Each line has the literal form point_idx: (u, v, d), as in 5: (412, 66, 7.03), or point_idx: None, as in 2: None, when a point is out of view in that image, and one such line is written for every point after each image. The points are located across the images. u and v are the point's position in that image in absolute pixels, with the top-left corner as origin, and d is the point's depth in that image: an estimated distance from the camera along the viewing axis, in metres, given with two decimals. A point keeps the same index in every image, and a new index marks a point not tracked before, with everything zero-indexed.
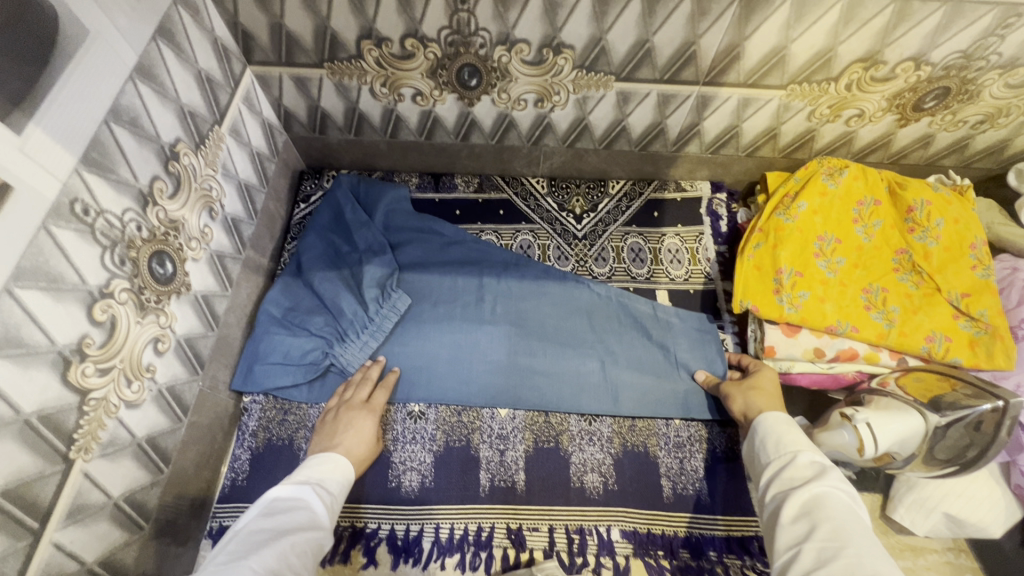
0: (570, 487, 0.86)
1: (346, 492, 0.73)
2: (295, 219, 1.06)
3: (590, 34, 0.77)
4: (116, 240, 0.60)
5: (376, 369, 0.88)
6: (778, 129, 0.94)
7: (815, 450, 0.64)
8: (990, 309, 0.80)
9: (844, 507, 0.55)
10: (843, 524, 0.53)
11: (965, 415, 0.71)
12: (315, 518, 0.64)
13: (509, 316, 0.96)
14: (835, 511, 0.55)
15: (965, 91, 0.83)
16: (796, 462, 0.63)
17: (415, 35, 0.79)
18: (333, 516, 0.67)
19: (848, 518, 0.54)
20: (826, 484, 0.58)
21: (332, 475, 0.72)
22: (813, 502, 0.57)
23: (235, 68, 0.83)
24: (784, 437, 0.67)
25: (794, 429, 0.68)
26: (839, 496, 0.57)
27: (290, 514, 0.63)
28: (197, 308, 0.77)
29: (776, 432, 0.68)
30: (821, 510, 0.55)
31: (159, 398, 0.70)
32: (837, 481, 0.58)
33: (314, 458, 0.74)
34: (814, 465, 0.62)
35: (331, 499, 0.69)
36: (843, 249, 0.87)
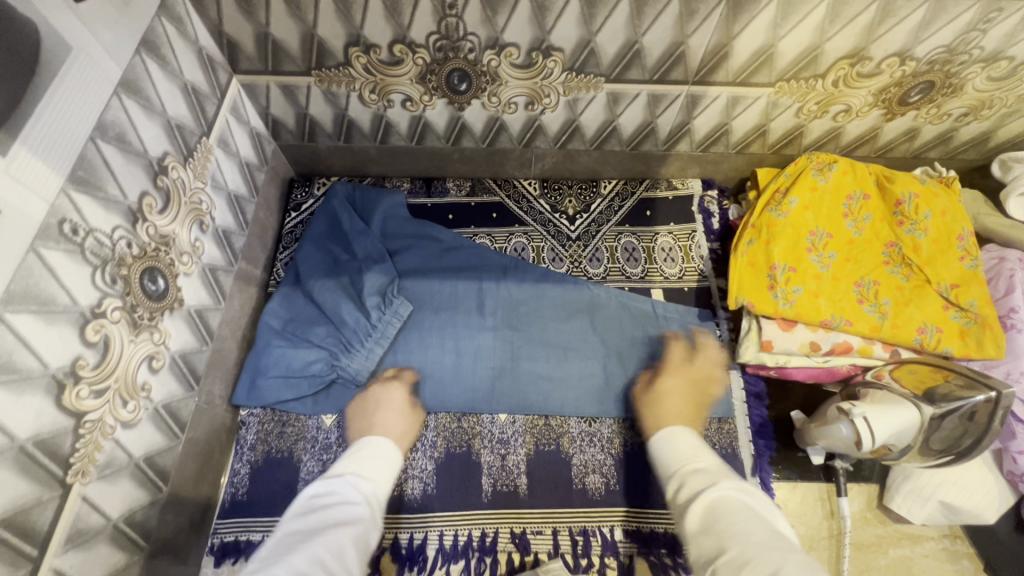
0: (573, 489, 0.86)
1: (392, 473, 0.73)
2: (287, 227, 1.04)
3: (579, 36, 0.77)
4: (106, 258, 0.60)
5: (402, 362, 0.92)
6: (767, 126, 0.95)
7: (700, 457, 0.66)
8: (979, 299, 0.81)
9: (739, 508, 0.57)
10: (742, 529, 0.55)
11: (958, 407, 0.70)
12: (354, 510, 0.64)
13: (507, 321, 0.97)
14: (733, 517, 0.56)
15: (949, 84, 0.85)
16: (685, 477, 0.64)
17: (403, 41, 0.78)
18: (376, 504, 0.67)
19: (744, 519, 0.56)
20: (718, 492, 0.60)
21: (372, 460, 0.72)
22: (712, 514, 0.58)
23: (221, 78, 0.82)
24: (676, 453, 0.68)
25: (680, 442, 0.70)
26: (733, 497, 0.59)
27: (327, 509, 0.63)
28: (190, 323, 0.76)
29: (669, 449, 0.69)
30: (722, 520, 0.57)
31: (155, 416, 0.69)
32: (727, 484, 0.61)
33: (356, 446, 0.75)
34: (700, 473, 0.64)
35: (371, 486, 0.69)
36: (834, 243, 0.88)
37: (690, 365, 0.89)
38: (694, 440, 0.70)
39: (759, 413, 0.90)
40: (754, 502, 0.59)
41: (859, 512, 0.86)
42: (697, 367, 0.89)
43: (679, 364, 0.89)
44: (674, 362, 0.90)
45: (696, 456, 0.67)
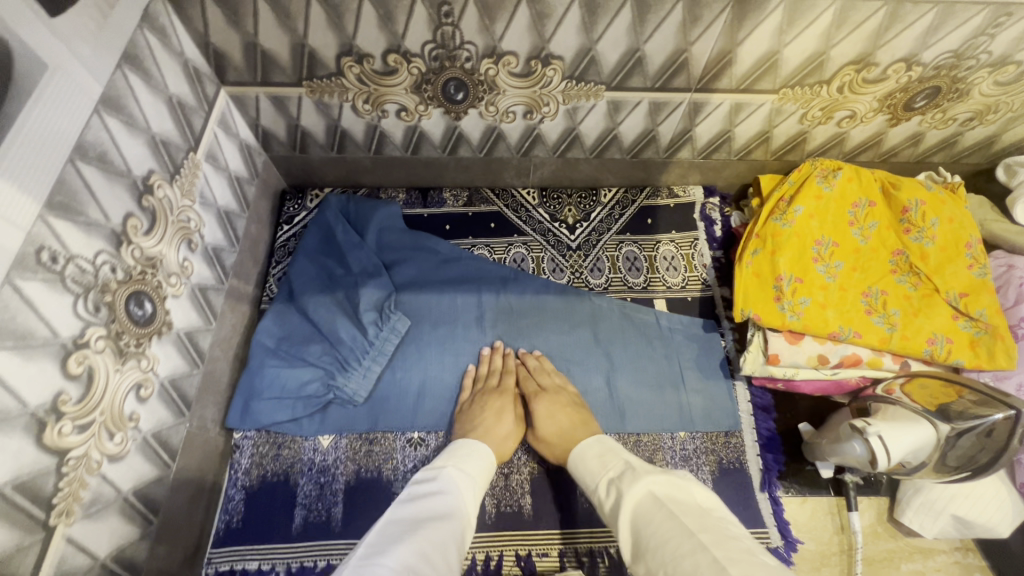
0: (578, 508, 0.84)
1: (487, 472, 0.73)
2: (279, 241, 1.01)
3: (580, 44, 0.75)
4: (89, 285, 0.57)
5: (499, 357, 0.91)
6: (770, 133, 0.93)
7: (609, 465, 0.69)
8: (988, 308, 0.80)
9: (651, 510, 0.59)
10: (655, 535, 0.56)
11: (976, 425, 0.67)
12: (453, 506, 0.65)
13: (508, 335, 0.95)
14: (649, 525, 0.58)
15: (955, 89, 0.83)
16: (604, 493, 0.66)
17: (397, 50, 0.76)
18: (471, 500, 0.68)
19: (657, 524, 0.57)
20: (628, 502, 0.61)
21: (471, 458, 0.73)
22: (635, 529, 0.59)
23: (208, 90, 0.79)
24: (591, 471, 0.70)
25: (591, 458, 0.72)
26: (643, 500, 0.60)
27: (430, 503, 0.64)
28: (180, 347, 0.73)
29: (585, 471, 0.71)
30: (643, 535, 0.58)
31: (144, 447, 0.67)
32: (632, 487, 0.62)
33: (453, 445, 0.76)
34: (613, 484, 0.66)
35: (469, 483, 0.69)
36: (841, 252, 0.86)
37: (543, 381, 0.87)
38: (602, 445, 0.72)
39: (767, 425, 0.89)
40: (660, 488, 0.60)
41: (870, 526, 0.84)
42: (546, 385, 0.87)
43: (534, 392, 0.86)
44: (532, 387, 0.87)
45: (604, 464, 0.69)
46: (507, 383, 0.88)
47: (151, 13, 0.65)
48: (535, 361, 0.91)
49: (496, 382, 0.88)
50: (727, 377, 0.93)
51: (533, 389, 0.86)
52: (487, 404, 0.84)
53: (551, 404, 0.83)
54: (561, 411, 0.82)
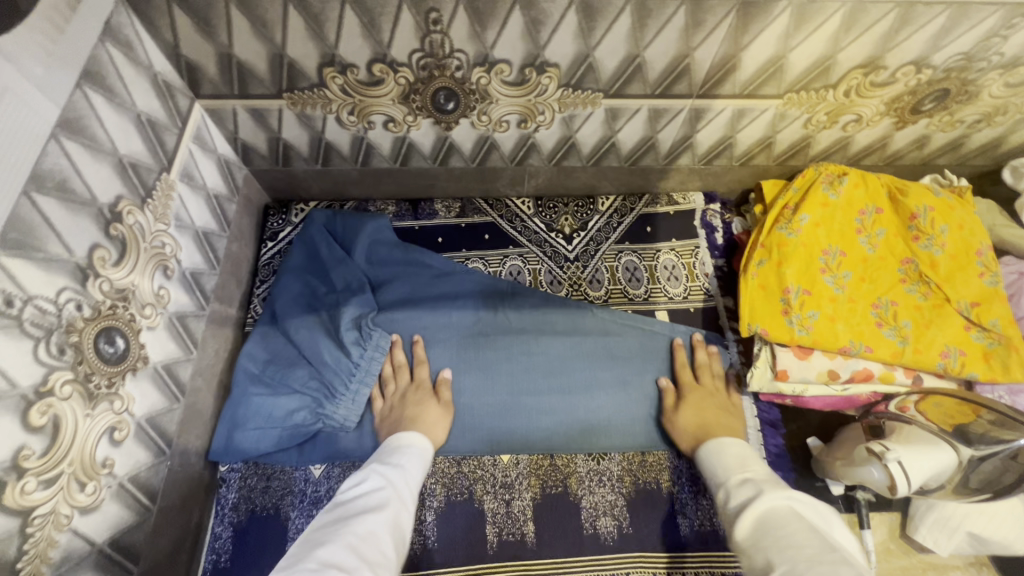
0: (584, 534, 0.81)
1: (420, 467, 0.73)
2: (263, 259, 0.97)
3: (576, 51, 0.71)
4: (51, 327, 0.52)
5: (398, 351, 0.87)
6: (773, 138, 0.90)
7: (750, 468, 0.68)
8: (1001, 318, 0.78)
9: (787, 516, 0.55)
10: (787, 535, 0.52)
11: (997, 450, 0.65)
12: (383, 500, 0.64)
13: (506, 353, 0.90)
14: (779, 525, 0.54)
15: (965, 92, 0.80)
16: (733, 489, 0.64)
17: (383, 59, 0.71)
18: (404, 493, 0.67)
19: (792, 526, 0.54)
20: (765, 503, 0.58)
21: (401, 454, 0.73)
22: (759, 524, 0.56)
23: (181, 104, 0.74)
24: (729, 465, 0.70)
25: (729, 453, 0.72)
26: (780, 508, 0.57)
27: (359, 500, 0.63)
28: (158, 382, 0.69)
29: (723, 463, 0.71)
30: (771, 530, 0.54)
31: (120, 492, 0.62)
32: (774, 493, 0.59)
33: (384, 445, 0.76)
34: (749, 484, 0.64)
35: (402, 475, 0.69)
36: (848, 262, 0.83)
37: (702, 380, 0.87)
38: (740, 449, 0.73)
39: (775, 442, 0.86)
40: (807, 510, 0.56)
41: (882, 543, 0.82)
42: (705, 382, 0.87)
43: (689, 384, 0.87)
44: (690, 381, 0.87)
45: (743, 465, 0.69)
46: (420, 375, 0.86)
47: (113, 24, 0.60)
48: (704, 356, 0.90)
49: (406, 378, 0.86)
50: (732, 393, 0.88)
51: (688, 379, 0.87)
52: (406, 400, 0.83)
53: (700, 400, 0.84)
54: (710, 408, 0.83)
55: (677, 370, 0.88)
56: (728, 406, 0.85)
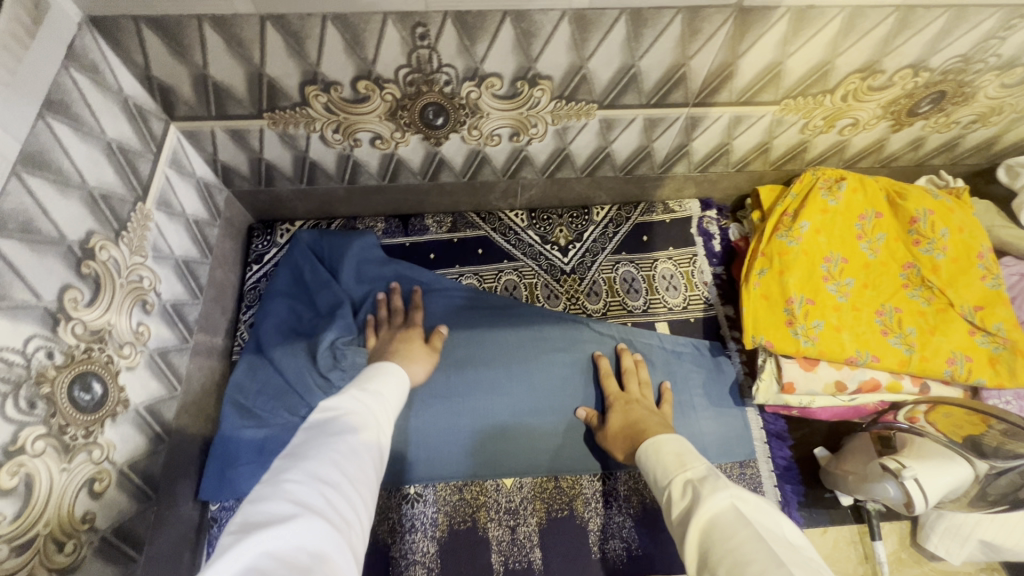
0: (592, 558, 0.79)
1: (400, 392, 0.66)
2: (248, 283, 0.93)
3: (570, 63, 0.69)
4: (20, 379, 0.48)
5: (397, 299, 0.88)
6: (770, 143, 0.88)
7: (688, 460, 0.57)
8: (1006, 322, 0.77)
9: (733, 523, 0.47)
10: (735, 554, 0.45)
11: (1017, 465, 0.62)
12: (362, 421, 0.56)
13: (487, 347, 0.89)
14: (727, 540, 0.46)
15: (961, 93, 0.79)
16: (671, 494, 0.55)
17: (368, 76, 0.68)
18: (383, 416, 0.60)
19: (740, 538, 0.46)
20: (706, 511, 0.49)
21: (383, 383, 0.65)
22: (706, 540, 0.48)
23: (155, 128, 0.70)
24: (662, 460, 0.59)
25: (663, 444, 0.61)
26: (726, 511, 0.48)
27: (338, 416, 0.55)
28: (141, 425, 0.65)
29: (655, 455, 0.61)
30: (719, 549, 0.46)
31: (102, 546, 0.59)
32: (715, 495, 0.50)
33: (361, 373, 0.67)
34: (690, 486, 0.54)
35: (380, 400, 0.61)
36: (850, 269, 0.82)
37: (626, 389, 0.82)
38: (680, 444, 0.61)
39: (783, 454, 0.85)
40: (750, 508, 0.49)
41: (893, 552, 0.81)
42: (631, 391, 0.82)
43: (614, 394, 0.82)
44: (615, 391, 0.82)
45: (681, 463, 0.58)
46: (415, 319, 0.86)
47: (77, 49, 0.56)
48: (631, 362, 0.86)
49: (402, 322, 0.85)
50: (737, 404, 0.88)
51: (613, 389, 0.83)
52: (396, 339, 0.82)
53: (626, 405, 0.79)
54: (636, 410, 0.78)
55: (603, 383, 0.84)
56: (658, 411, 0.79)
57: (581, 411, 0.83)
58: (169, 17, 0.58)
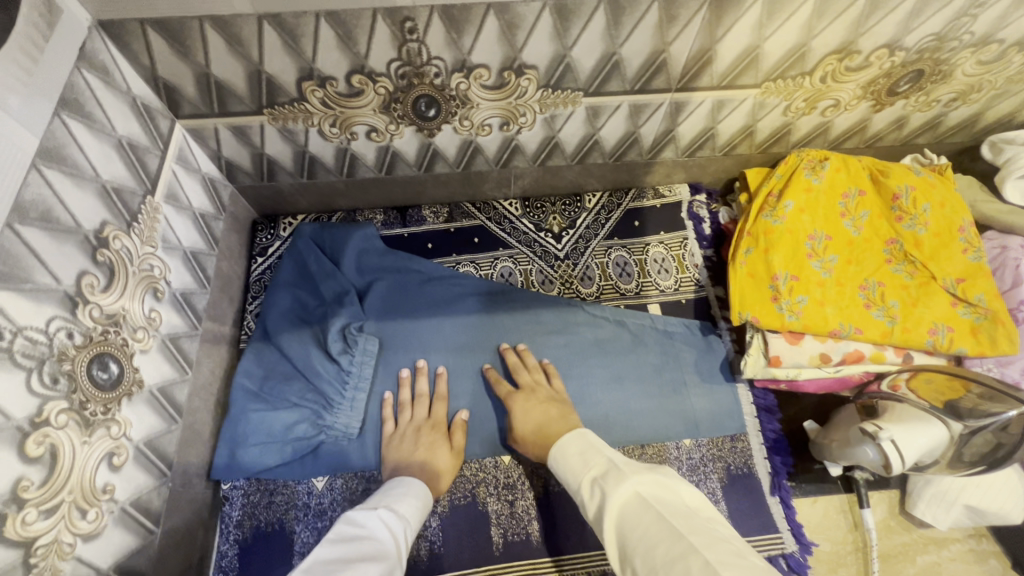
0: (588, 529, 0.82)
1: (418, 516, 0.70)
2: (254, 275, 0.97)
3: (553, 52, 0.72)
4: (43, 356, 0.52)
5: (421, 381, 0.87)
6: (754, 127, 0.90)
7: (591, 460, 0.62)
8: (986, 293, 0.79)
9: (639, 511, 0.52)
10: (643, 537, 0.50)
11: (988, 423, 0.66)
12: (382, 546, 0.60)
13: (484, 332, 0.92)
14: (635, 530, 0.51)
15: (939, 71, 0.81)
16: (586, 496, 0.59)
17: (361, 71, 0.72)
18: (402, 547, 0.63)
19: (646, 522, 0.51)
20: (612, 507, 0.54)
21: (406, 505, 0.70)
22: (620, 531, 0.53)
23: (162, 126, 0.74)
24: (571, 469, 0.63)
25: (574, 446, 0.65)
26: (630, 502, 0.54)
27: (360, 542, 0.60)
28: (155, 405, 0.69)
29: (565, 467, 0.63)
30: (629, 537, 0.51)
31: (123, 517, 0.63)
32: (619, 488, 0.55)
33: (387, 489, 0.72)
34: (597, 485, 0.58)
35: (402, 529, 0.65)
36: (834, 246, 0.84)
37: (519, 380, 0.86)
38: (581, 440, 0.65)
39: (772, 428, 0.87)
40: (649, 492, 0.54)
41: (883, 520, 0.83)
42: (524, 381, 0.85)
43: (509, 394, 0.84)
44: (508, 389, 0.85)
45: (586, 461, 0.62)
46: (436, 412, 0.85)
47: (88, 51, 0.60)
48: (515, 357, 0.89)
49: (424, 412, 0.85)
50: (728, 380, 0.90)
51: (507, 388, 0.85)
52: (419, 436, 0.82)
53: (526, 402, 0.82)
54: (535, 404, 0.81)
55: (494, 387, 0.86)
56: (553, 394, 0.83)
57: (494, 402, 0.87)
58: (172, 18, 0.62)
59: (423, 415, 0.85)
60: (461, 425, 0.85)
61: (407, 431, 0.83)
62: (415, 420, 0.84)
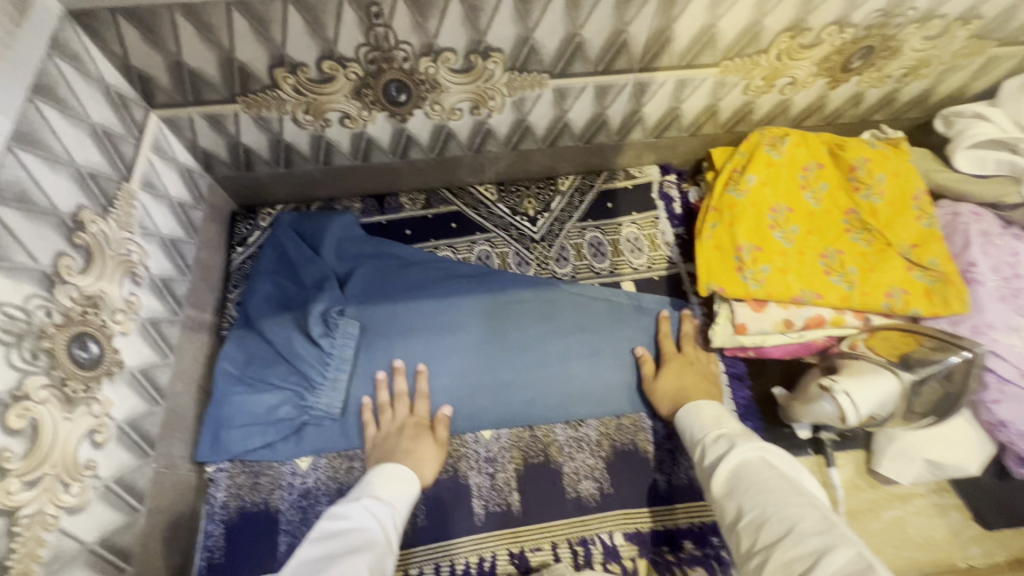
0: (567, 498, 0.84)
1: (408, 497, 0.71)
2: (234, 265, 0.98)
3: (516, 34, 0.74)
4: (23, 332, 0.53)
5: (400, 380, 0.87)
6: (717, 106, 0.93)
7: (722, 422, 0.73)
8: (939, 257, 0.82)
9: (760, 466, 0.62)
10: (759, 484, 0.60)
11: (935, 369, 0.73)
12: (370, 537, 0.60)
13: (462, 313, 0.94)
14: (755, 476, 0.61)
15: (888, 47, 0.85)
16: (705, 443, 0.70)
17: (332, 56, 0.74)
18: (392, 530, 0.64)
19: (765, 476, 0.60)
20: (735, 457, 0.64)
21: (393, 487, 0.70)
22: (737, 477, 0.63)
23: (137, 115, 0.75)
24: (699, 425, 0.74)
25: (705, 412, 0.76)
26: (754, 459, 0.64)
27: (346, 537, 0.60)
28: (136, 386, 0.71)
29: (693, 421, 0.76)
30: (748, 481, 0.61)
31: (106, 494, 0.64)
32: (746, 446, 0.65)
33: (372, 474, 0.72)
34: (722, 438, 0.69)
35: (389, 514, 0.65)
36: (795, 217, 0.88)
37: (684, 352, 0.90)
38: (716, 408, 0.76)
39: (743, 394, 0.90)
40: (776, 458, 0.63)
41: (850, 479, 0.86)
42: (688, 352, 0.91)
43: (671, 354, 0.90)
44: (673, 351, 0.90)
45: (719, 423, 0.73)
46: (419, 409, 0.85)
47: (60, 39, 0.62)
48: (689, 328, 0.93)
49: (405, 411, 0.85)
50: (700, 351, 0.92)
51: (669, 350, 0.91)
52: (401, 433, 0.82)
53: (679, 369, 0.88)
54: (687, 373, 0.87)
55: (660, 343, 0.92)
56: (709, 374, 0.88)
57: (638, 350, 0.91)
58: (142, 7, 0.64)
59: (405, 414, 0.85)
60: (444, 419, 0.85)
61: (391, 430, 0.83)
62: (397, 418, 0.84)
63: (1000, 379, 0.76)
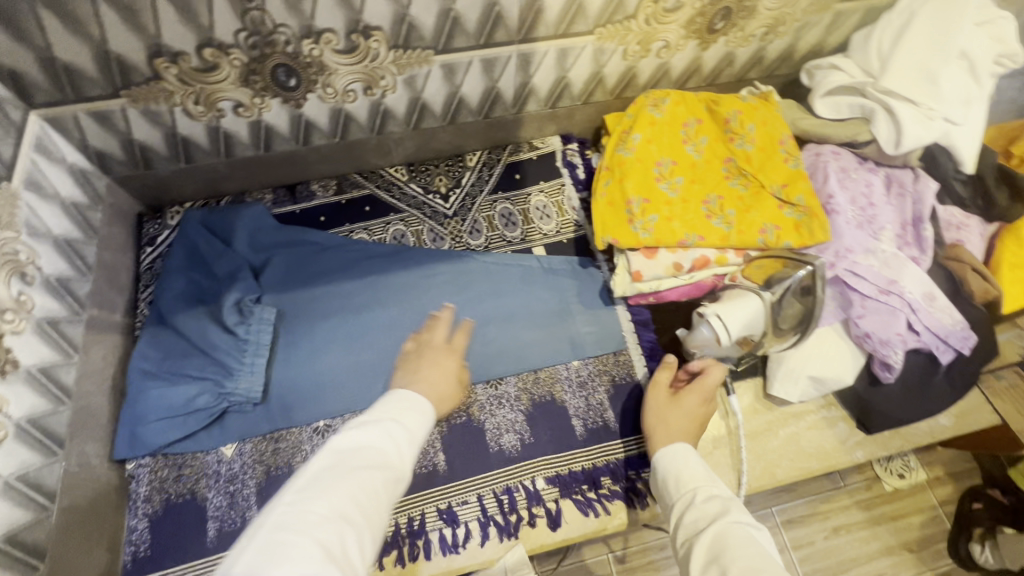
0: (490, 452, 0.88)
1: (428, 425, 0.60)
2: (144, 265, 0.97)
3: (393, 11, 0.78)
4: None
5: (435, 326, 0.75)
6: (602, 72, 1.00)
7: (714, 483, 0.66)
8: (805, 193, 0.90)
9: (747, 537, 0.56)
10: (746, 557, 0.54)
11: (789, 284, 0.84)
12: (386, 463, 0.53)
13: (382, 289, 0.97)
14: (743, 547, 0.55)
15: (743, 8, 0.93)
16: (695, 502, 0.64)
17: (211, 43, 0.75)
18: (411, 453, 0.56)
19: (752, 549, 0.55)
20: (725, 523, 0.59)
21: (412, 412, 0.59)
22: (721, 543, 0.57)
23: (14, 115, 0.74)
24: (683, 475, 0.69)
25: (693, 463, 0.70)
26: (741, 525, 0.58)
27: (360, 463, 0.52)
28: (36, 384, 0.71)
29: (675, 470, 0.70)
30: (732, 552, 0.55)
31: (8, 490, 0.65)
32: (738, 513, 0.60)
33: (393, 396, 0.61)
34: (715, 499, 0.63)
35: (410, 436, 0.57)
36: (679, 169, 0.95)
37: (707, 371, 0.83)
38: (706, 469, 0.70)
39: (649, 337, 0.97)
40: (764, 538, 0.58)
41: (750, 405, 0.94)
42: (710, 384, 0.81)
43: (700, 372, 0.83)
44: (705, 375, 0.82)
45: (711, 481, 0.67)
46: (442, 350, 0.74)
47: None
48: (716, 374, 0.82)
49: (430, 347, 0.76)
50: (607, 304, 1.00)
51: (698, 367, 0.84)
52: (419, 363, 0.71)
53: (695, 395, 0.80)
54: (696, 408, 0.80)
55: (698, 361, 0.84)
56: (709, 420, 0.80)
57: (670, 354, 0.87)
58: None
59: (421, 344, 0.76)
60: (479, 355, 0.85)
61: (423, 350, 0.72)
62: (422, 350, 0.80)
63: (861, 296, 0.84)
